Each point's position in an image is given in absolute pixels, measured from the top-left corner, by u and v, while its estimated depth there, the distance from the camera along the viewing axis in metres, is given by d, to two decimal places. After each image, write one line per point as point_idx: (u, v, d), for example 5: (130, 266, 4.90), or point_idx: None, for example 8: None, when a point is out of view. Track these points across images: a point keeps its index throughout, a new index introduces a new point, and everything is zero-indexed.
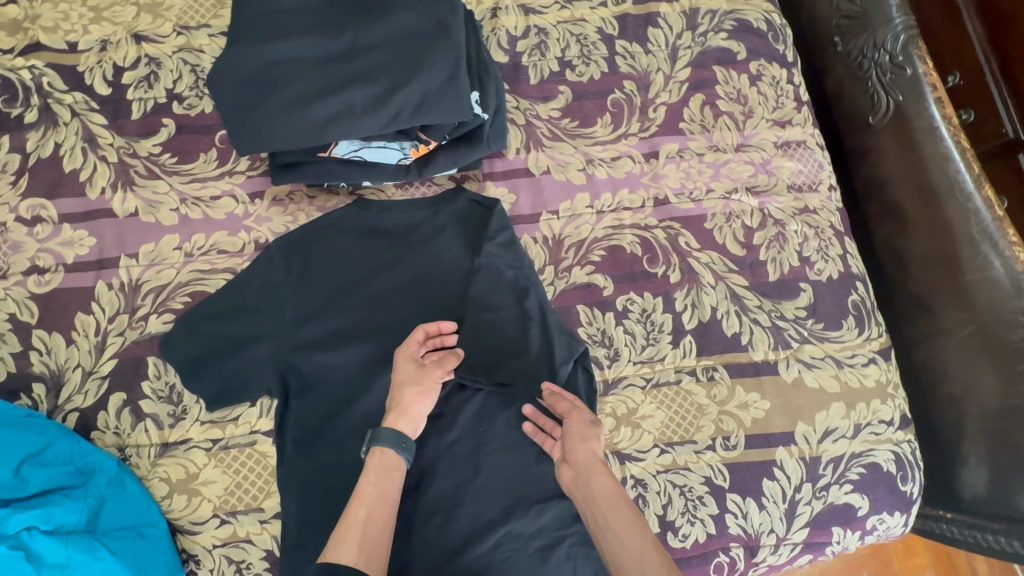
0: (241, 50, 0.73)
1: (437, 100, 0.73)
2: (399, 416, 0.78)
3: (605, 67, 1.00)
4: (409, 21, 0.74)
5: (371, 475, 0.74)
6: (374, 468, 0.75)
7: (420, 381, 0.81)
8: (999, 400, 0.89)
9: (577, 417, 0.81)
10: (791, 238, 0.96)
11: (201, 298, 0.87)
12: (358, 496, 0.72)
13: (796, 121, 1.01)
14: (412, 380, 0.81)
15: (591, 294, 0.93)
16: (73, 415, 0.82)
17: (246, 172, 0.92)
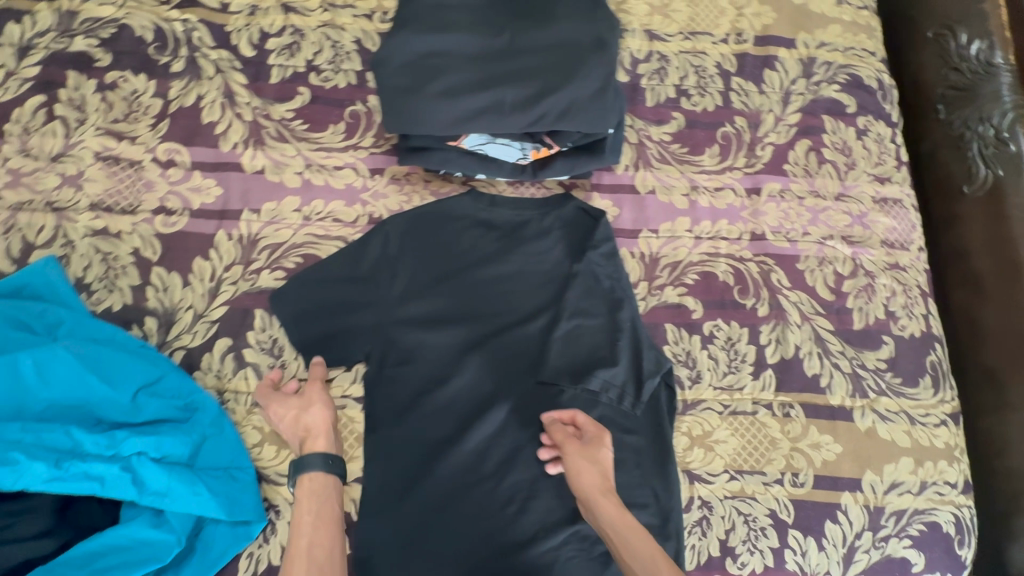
0: (406, 37, 0.78)
1: (583, 109, 0.77)
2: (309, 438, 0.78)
3: (719, 101, 1.03)
4: (567, 31, 0.78)
5: (305, 497, 0.73)
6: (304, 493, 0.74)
7: (311, 404, 0.81)
8: None
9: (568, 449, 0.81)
10: (879, 291, 0.98)
11: (313, 261, 0.90)
12: (300, 519, 0.71)
13: (895, 179, 1.04)
14: (304, 403, 0.81)
15: (680, 315, 0.95)
16: (179, 353, 0.85)
17: (370, 148, 0.96)
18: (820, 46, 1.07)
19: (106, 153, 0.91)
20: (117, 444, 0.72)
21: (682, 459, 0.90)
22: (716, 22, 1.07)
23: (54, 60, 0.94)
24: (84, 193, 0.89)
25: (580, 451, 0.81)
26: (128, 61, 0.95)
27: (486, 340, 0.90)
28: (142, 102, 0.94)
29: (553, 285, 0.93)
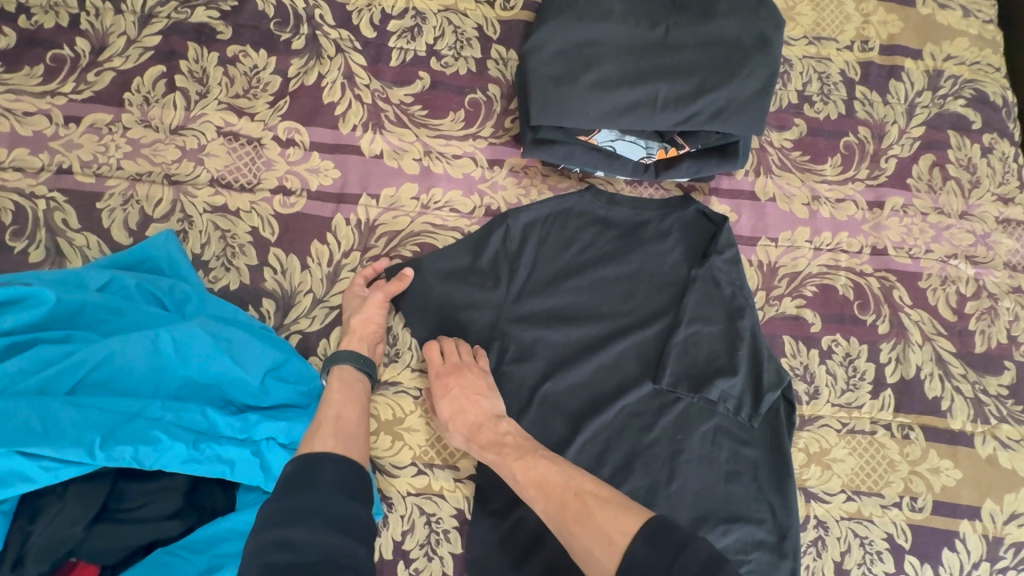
0: (562, 24, 0.76)
1: (739, 111, 0.75)
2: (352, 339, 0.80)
3: (843, 110, 1.01)
4: (730, 28, 0.76)
5: (339, 381, 0.75)
6: (337, 379, 0.75)
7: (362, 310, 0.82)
8: None
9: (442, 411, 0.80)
10: (1002, 314, 0.95)
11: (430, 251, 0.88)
12: (331, 396, 0.73)
13: (1018, 200, 1.01)
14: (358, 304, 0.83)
15: (799, 327, 0.93)
16: (296, 337, 0.83)
17: (490, 138, 0.94)
18: (947, 58, 1.04)
19: (226, 129, 0.89)
20: (249, 428, 0.69)
21: (798, 476, 0.88)
22: (841, 28, 1.04)
23: (176, 30, 0.92)
24: (204, 168, 0.87)
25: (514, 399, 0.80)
26: (249, 36, 0.93)
27: (605, 342, 0.88)
28: (261, 78, 0.92)
29: (670, 290, 0.91)
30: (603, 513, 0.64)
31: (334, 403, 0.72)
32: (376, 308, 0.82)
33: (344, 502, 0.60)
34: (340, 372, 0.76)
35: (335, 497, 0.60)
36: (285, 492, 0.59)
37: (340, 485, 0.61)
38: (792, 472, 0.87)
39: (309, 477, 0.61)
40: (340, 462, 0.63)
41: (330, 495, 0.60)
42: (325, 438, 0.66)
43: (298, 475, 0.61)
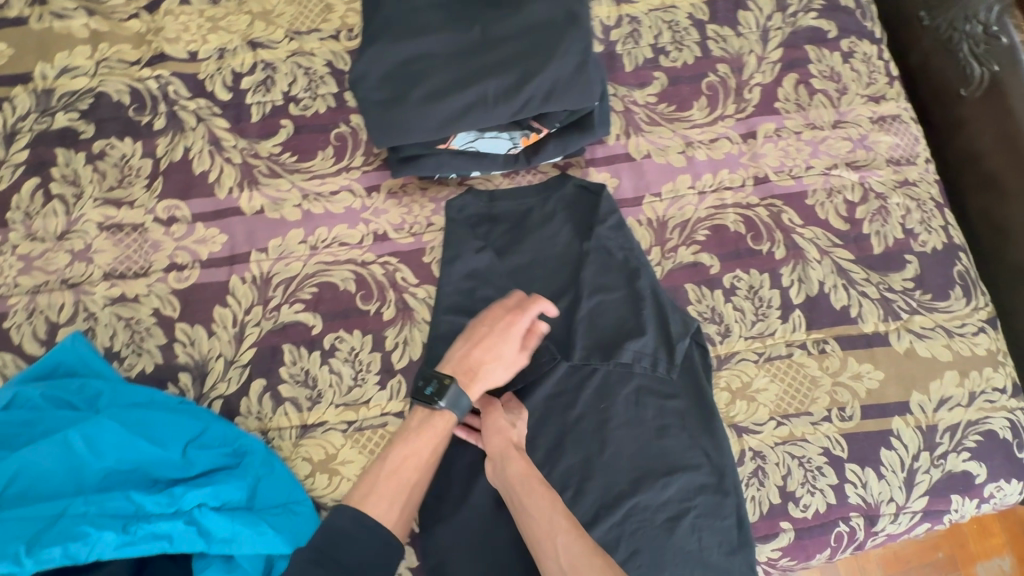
0: (381, 48, 0.78)
1: (568, 88, 0.77)
2: (472, 382, 0.81)
3: (698, 52, 1.02)
4: (540, 13, 0.78)
5: (433, 435, 0.79)
6: (430, 433, 0.79)
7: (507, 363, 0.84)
8: None
9: (493, 411, 0.84)
10: (893, 211, 0.97)
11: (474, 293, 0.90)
12: (420, 451, 0.78)
13: (890, 96, 1.02)
14: (505, 363, 0.83)
15: (699, 273, 0.95)
16: (218, 402, 0.87)
17: (362, 167, 0.96)
18: None
19: (109, 222, 0.92)
20: (177, 500, 0.73)
21: (726, 414, 0.90)
22: None
23: (41, 140, 0.95)
24: (95, 265, 0.91)
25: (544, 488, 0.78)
26: (112, 127, 0.96)
27: None
28: (132, 165, 0.94)
29: (566, 268, 0.93)
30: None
31: (416, 458, 0.78)
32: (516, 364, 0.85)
33: None
34: (443, 423, 0.80)
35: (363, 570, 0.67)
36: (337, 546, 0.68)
37: (372, 559, 0.68)
38: (717, 413, 0.89)
39: (353, 543, 0.68)
40: (389, 543, 0.70)
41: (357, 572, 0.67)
42: (391, 507, 0.73)
43: (334, 540, 0.68)
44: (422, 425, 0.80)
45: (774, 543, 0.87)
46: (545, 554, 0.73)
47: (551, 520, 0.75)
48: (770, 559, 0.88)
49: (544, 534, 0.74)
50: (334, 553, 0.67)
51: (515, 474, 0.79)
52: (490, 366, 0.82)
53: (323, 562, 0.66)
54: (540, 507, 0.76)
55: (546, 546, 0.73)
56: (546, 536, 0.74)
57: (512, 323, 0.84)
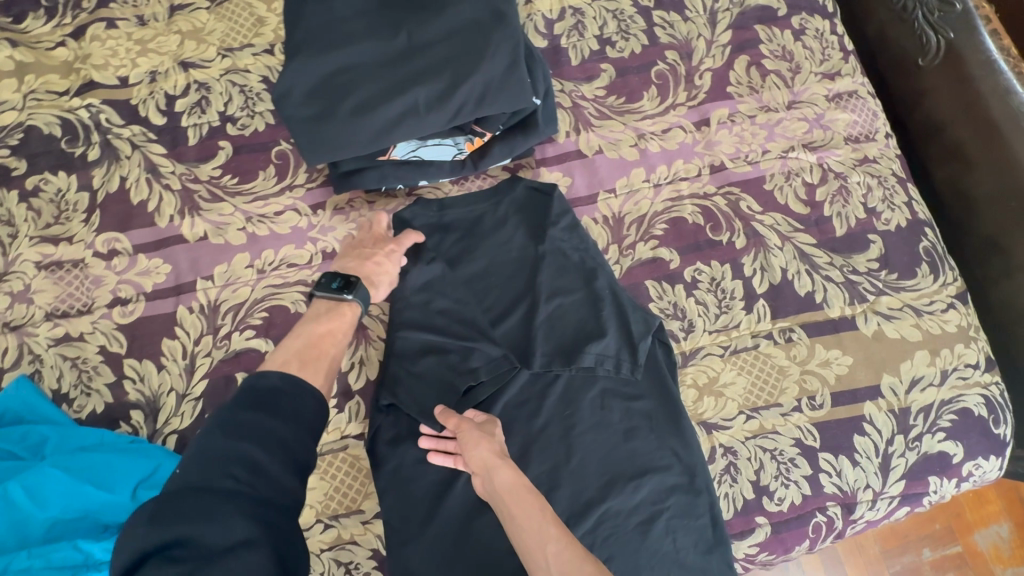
0: (303, 62, 0.75)
1: (500, 89, 0.74)
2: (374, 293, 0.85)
3: (645, 40, 0.99)
4: (466, 14, 0.75)
5: (343, 322, 0.81)
6: (341, 318, 0.81)
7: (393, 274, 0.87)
8: None
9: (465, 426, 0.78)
10: (854, 190, 0.95)
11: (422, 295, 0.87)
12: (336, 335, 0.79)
13: (845, 72, 0.99)
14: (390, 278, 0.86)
15: (658, 268, 0.92)
16: (172, 437, 0.85)
17: (306, 185, 0.93)
18: None
19: (47, 261, 0.89)
20: None
21: (694, 412, 0.88)
22: None
23: None
24: (36, 305, 0.88)
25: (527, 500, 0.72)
26: (44, 161, 0.92)
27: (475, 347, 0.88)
28: (68, 200, 0.92)
29: (521, 273, 0.90)
30: None
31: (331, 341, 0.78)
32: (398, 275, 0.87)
33: (309, 442, 0.65)
34: (352, 315, 0.82)
35: (301, 435, 0.65)
36: (273, 402, 0.65)
37: (306, 420, 0.66)
38: (685, 411, 0.87)
39: (287, 410, 0.65)
40: (321, 402, 0.69)
41: (299, 428, 0.65)
42: (315, 370, 0.72)
43: (265, 399, 0.65)
44: (333, 310, 0.81)
45: (751, 539, 0.86)
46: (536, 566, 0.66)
47: (540, 528, 0.68)
48: (748, 555, 0.86)
49: (533, 544, 0.67)
50: (269, 421, 0.63)
51: (504, 484, 0.73)
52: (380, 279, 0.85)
53: (261, 433, 0.62)
54: (529, 517, 0.69)
55: (536, 558, 0.67)
56: (535, 547, 0.67)
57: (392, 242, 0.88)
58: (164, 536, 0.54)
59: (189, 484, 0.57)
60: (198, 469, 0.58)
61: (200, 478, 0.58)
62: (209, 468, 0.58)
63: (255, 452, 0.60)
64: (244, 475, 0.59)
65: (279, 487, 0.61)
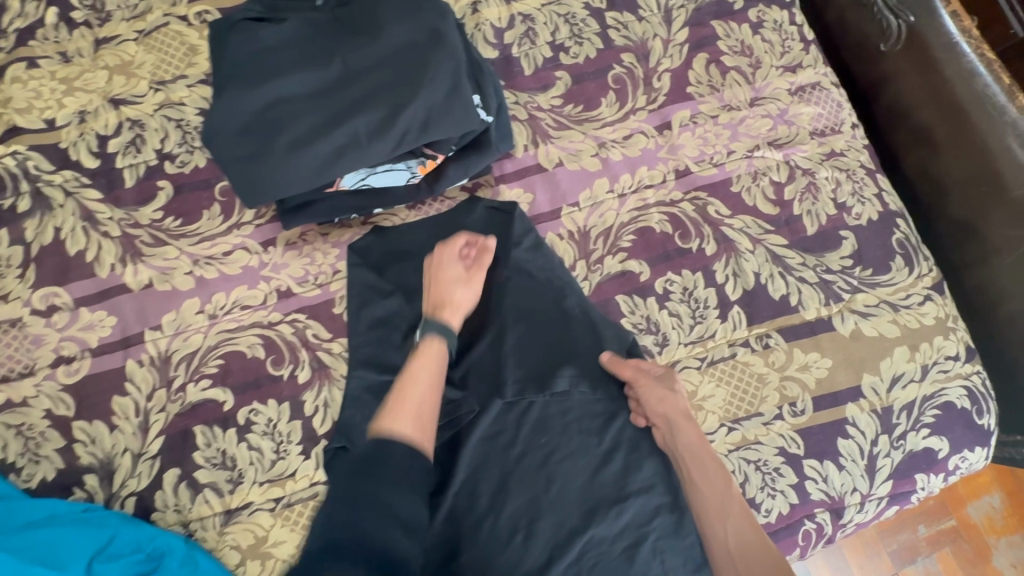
0: (232, 97, 0.69)
1: (445, 112, 0.70)
2: (453, 313, 0.81)
3: (600, 44, 0.95)
4: (401, 36, 0.72)
5: (433, 361, 0.78)
6: (427, 355, 0.78)
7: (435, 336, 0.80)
8: None
9: (645, 382, 0.82)
10: (823, 186, 0.92)
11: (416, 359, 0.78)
12: (416, 379, 0.76)
13: (807, 63, 0.97)
14: (462, 280, 0.83)
15: (628, 282, 0.89)
16: (131, 500, 0.80)
17: (253, 221, 0.89)
18: None
19: None
20: None
21: None
22: None
23: None
24: None
25: (690, 446, 0.80)
26: None
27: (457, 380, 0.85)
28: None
29: (484, 297, 0.88)
30: (745, 528, 0.75)
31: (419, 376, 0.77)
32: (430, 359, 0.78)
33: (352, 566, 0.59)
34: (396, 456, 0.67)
35: (415, 463, 0.68)
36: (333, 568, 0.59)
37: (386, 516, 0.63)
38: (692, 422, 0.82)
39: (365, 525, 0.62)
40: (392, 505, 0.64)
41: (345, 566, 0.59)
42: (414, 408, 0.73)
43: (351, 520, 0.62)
44: (418, 352, 0.79)
45: None
46: (711, 509, 0.78)
47: (719, 479, 0.78)
48: None
49: (714, 506, 0.77)
50: (389, 454, 0.67)
51: (685, 438, 0.80)
52: (452, 290, 0.82)
53: (390, 475, 0.65)
54: (716, 479, 0.78)
55: (712, 521, 0.77)
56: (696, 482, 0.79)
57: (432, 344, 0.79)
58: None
59: (334, 508, 0.64)
60: (329, 527, 0.63)
61: (338, 493, 0.65)
62: (344, 493, 0.64)
63: (383, 493, 0.64)
64: (377, 516, 0.62)
65: (404, 513, 0.64)
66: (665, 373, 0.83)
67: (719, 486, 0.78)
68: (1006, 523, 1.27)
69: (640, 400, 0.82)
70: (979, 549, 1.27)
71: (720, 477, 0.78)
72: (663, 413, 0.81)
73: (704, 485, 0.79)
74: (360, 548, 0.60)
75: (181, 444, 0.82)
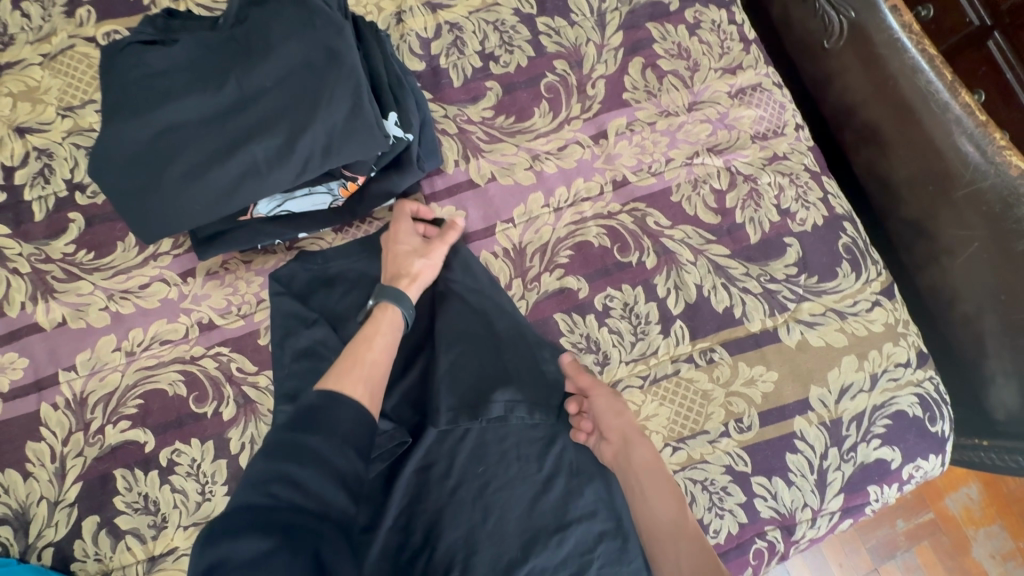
0: (117, 127, 0.66)
1: (346, 135, 0.68)
2: (411, 284, 0.79)
3: (531, 51, 0.91)
4: (296, 55, 0.69)
5: (388, 325, 0.76)
6: (383, 322, 0.76)
7: (389, 320, 0.77)
8: (1000, 319, 0.87)
9: (600, 392, 0.81)
10: (765, 191, 0.89)
11: (352, 357, 0.71)
12: (374, 363, 0.72)
13: (746, 65, 0.94)
14: (420, 252, 0.82)
15: (567, 300, 0.86)
16: (48, 551, 0.76)
17: (172, 251, 0.85)
18: None
19: None
20: None
21: None
22: None
23: None
24: None
25: (639, 465, 0.79)
26: None
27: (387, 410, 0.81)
28: None
29: (420, 320, 0.85)
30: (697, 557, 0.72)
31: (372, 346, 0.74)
32: (379, 349, 0.73)
33: None
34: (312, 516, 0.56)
35: (344, 451, 0.60)
36: None
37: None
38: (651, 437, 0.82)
39: None
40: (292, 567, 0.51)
41: None
42: (352, 379, 0.68)
43: None
44: (373, 318, 0.77)
45: None
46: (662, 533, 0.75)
47: (669, 504, 0.77)
48: None
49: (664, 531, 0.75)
50: (308, 437, 0.60)
51: (637, 459, 0.79)
52: (411, 262, 0.80)
53: (307, 458, 0.58)
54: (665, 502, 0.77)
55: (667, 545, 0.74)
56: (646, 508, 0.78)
57: (387, 337, 0.75)
58: (204, 562, 0.51)
59: (237, 505, 0.55)
60: (231, 518, 0.54)
61: (240, 499, 0.55)
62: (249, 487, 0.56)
63: (293, 470, 0.57)
64: (282, 492, 0.56)
65: (325, 500, 0.57)
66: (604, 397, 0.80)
67: (669, 510, 0.76)
68: (983, 513, 1.27)
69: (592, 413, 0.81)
70: (957, 541, 1.27)
71: (671, 500, 0.77)
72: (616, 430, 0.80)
73: (653, 509, 0.77)
74: (273, 531, 0.53)
75: (100, 490, 0.78)
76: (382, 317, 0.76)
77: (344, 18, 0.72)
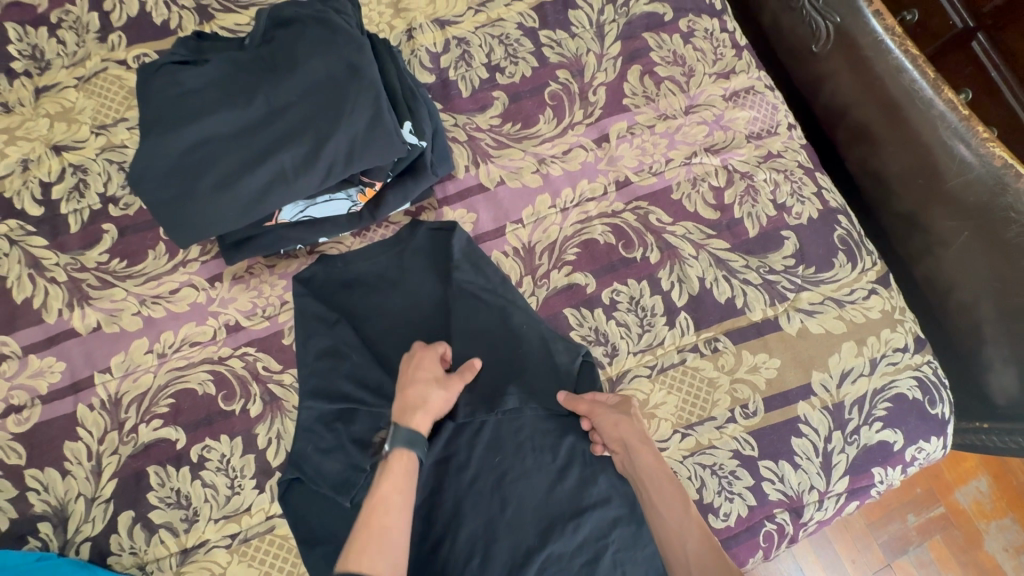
0: (154, 142, 0.71)
1: (367, 143, 0.73)
2: (425, 418, 0.75)
3: (534, 62, 0.97)
4: (319, 71, 0.74)
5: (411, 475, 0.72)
6: (397, 472, 0.71)
7: (404, 463, 0.72)
8: (997, 302, 0.90)
9: (600, 410, 0.79)
10: (761, 188, 0.93)
11: (372, 521, 0.65)
12: (394, 530, 0.65)
13: (739, 69, 0.99)
14: (439, 382, 0.79)
15: (575, 295, 0.90)
16: (85, 546, 0.80)
17: (200, 258, 0.90)
18: None
19: None
20: None
21: None
22: None
23: None
24: None
25: (643, 470, 0.76)
26: None
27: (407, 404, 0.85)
28: None
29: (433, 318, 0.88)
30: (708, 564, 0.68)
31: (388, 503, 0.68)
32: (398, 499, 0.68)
33: None
34: None
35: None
36: None
37: None
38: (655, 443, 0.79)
39: None
40: None
41: None
42: (372, 551, 0.62)
43: None
44: (386, 470, 0.71)
45: None
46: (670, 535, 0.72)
47: (678, 509, 0.73)
48: None
49: (672, 531, 0.72)
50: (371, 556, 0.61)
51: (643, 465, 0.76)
52: (427, 390, 0.77)
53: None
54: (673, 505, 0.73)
55: (676, 546, 0.71)
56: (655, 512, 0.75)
57: (404, 490, 0.70)
58: None
59: None
60: None
61: None
62: None
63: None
64: None
65: None
66: (618, 399, 0.81)
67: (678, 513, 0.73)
68: (994, 507, 1.29)
69: (596, 426, 0.79)
70: (970, 535, 1.28)
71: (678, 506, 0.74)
72: (617, 438, 0.77)
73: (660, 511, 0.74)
74: None
75: (134, 486, 0.82)
76: (396, 468, 0.71)
77: (362, 36, 0.78)
